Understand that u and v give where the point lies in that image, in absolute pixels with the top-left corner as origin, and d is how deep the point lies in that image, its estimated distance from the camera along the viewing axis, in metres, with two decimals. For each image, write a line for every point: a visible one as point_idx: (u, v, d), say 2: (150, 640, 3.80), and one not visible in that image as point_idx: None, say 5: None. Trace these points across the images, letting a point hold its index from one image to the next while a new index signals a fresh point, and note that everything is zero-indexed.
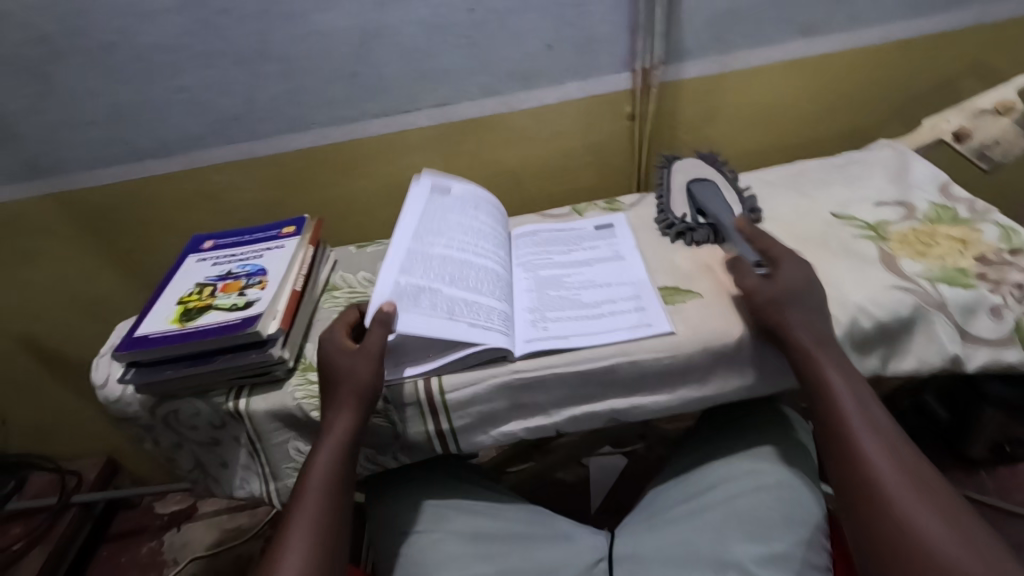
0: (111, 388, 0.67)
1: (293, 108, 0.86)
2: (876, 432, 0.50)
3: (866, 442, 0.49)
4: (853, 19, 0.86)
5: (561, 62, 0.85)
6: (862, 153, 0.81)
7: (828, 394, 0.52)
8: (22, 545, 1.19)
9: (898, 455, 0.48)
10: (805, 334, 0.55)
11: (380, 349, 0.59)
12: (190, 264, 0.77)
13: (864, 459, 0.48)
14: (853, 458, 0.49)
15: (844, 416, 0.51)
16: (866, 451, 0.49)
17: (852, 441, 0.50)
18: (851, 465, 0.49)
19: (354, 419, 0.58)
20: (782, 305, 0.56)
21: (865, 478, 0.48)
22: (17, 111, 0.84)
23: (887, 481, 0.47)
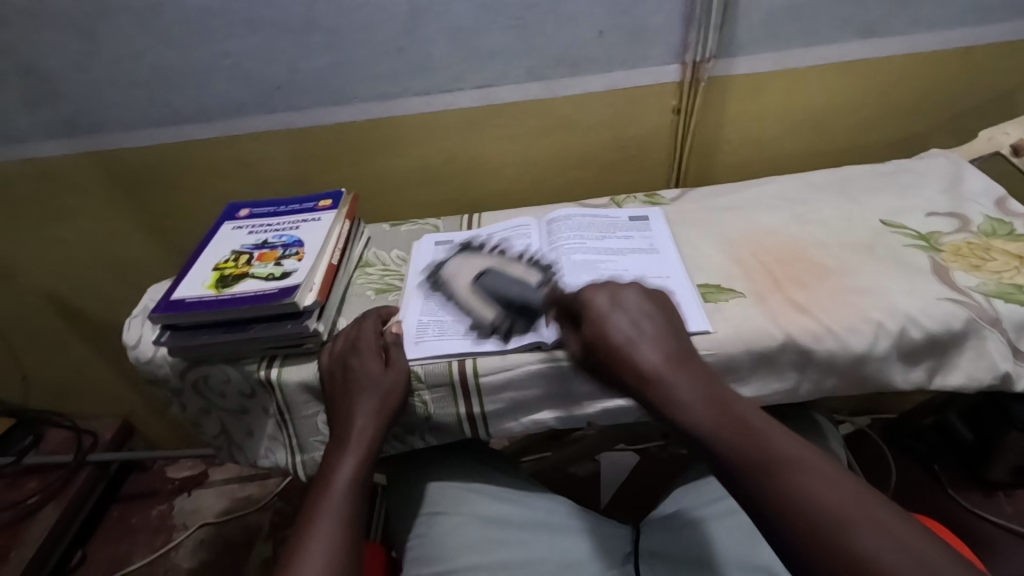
0: (144, 350, 0.67)
1: (335, 80, 0.85)
2: (767, 435, 0.43)
3: (763, 447, 0.43)
4: (913, 23, 0.83)
5: (611, 50, 0.83)
6: (914, 162, 0.80)
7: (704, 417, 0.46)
8: (37, 499, 1.20)
9: (799, 455, 0.42)
10: (657, 362, 0.51)
11: (406, 364, 0.60)
12: (226, 231, 0.77)
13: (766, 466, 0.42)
14: (755, 472, 0.42)
15: (732, 427, 0.45)
16: (767, 457, 0.42)
17: (747, 454, 0.43)
18: (753, 478, 0.42)
19: (376, 426, 0.58)
20: (619, 337, 0.53)
21: (773, 490, 0.41)
22: (60, 67, 0.84)
23: (799, 483, 0.40)
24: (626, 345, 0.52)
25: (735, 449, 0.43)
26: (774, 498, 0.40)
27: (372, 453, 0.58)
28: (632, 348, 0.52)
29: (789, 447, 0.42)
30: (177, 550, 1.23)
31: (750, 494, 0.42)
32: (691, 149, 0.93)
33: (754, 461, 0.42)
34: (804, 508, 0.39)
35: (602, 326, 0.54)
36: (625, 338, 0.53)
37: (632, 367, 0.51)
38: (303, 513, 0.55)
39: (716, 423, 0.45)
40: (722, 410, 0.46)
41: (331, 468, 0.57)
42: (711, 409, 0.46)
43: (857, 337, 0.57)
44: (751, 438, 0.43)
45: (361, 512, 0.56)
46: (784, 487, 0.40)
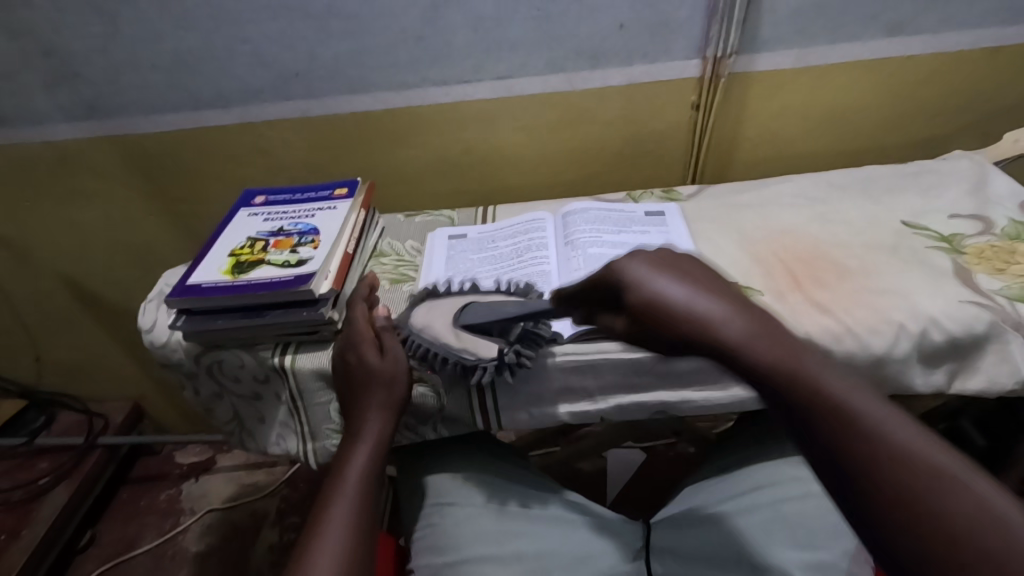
0: (159, 334, 0.68)
1: (354, 69, 0.85)
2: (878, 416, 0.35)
3: (900, 448, 0.33)
4: (941, 22, 0.82)
5: (632, 43, 0.82)
6: (937, 163, 0.79)
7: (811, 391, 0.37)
8: (49, 480, 1.22)
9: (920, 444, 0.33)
10: (739, 331, 0.41)
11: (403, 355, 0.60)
12: (242, 217, 0.77)
13: (904, 472, 0.32)
14: (868, 461, 0.33)
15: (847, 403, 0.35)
16: (904, 458, 0.33)
17: (868, 449, 0.34)
18: (885, 483, 0.32)
19: (384, 419, 0.59)
20: (683, 304, 0.44)
21: (907, 495, 0.32)
22: (79, 50, 0.84)
23: (942, 489, 0.31)
24: (696, 311, 0.43)
25: (855, 434, 0.34)
26: (909, 509, 0.31)
27: (382, 447, 0.59)
28: (704, 315, 0.43)
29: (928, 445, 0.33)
30: (184, 534, 1.24)
31: (873, 501, 0.33)
32: (710, 146, 0.92)
33: (888, 462, 0.33)
34: (953, 526, 0.30)
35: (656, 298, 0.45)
36: (694, 303, 0.43)
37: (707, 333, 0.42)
38: (318, 502, 0.55)
39: (827, 398, 0.36)
40: (827, 382, 0.37)
41: (344, 461, 0.58)
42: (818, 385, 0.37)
43: (878, 338, 0.56)
44: (869, 421, 0.34)
45: (375, 502, 0.57)
46: (932, 493, 0.31)
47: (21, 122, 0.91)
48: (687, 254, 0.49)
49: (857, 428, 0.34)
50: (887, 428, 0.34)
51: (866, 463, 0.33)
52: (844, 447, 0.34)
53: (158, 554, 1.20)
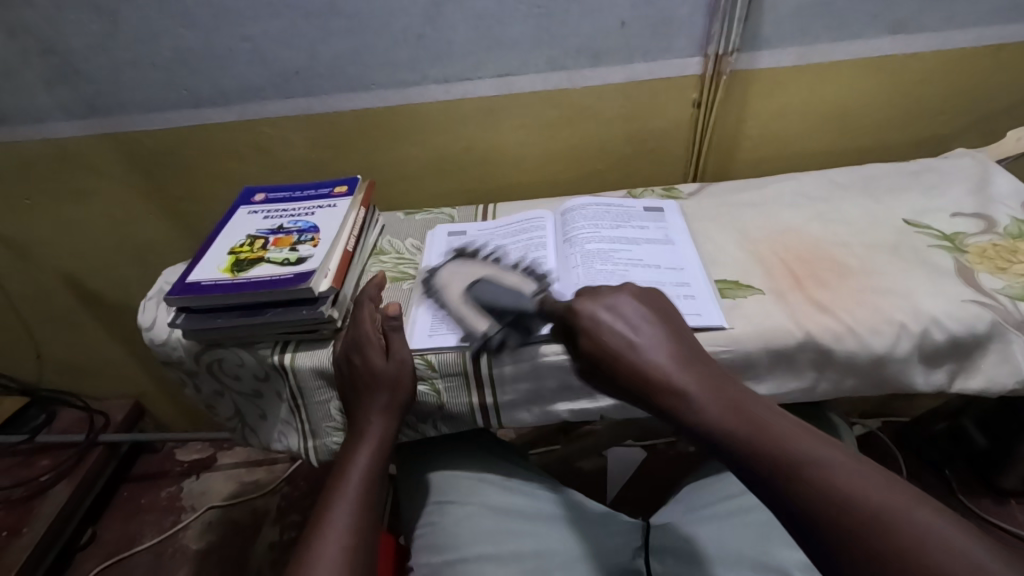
0: (159, 331, 0.68)
1: (355, 66, 0.85)
2: (809, 449, 0.40)
3: (841, 488, 0.37)
4: (944, 20, 0.82)
5: (634, 40, 0.82)
6: (939, 161, 0.79)
7: (759, 443, 0.41)
8: (50, 477, 1.22)
9: (842, 463, 0.39)
10: (690, 384, 0.46)
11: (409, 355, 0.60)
12: (242, 215, 0.77)
13: (845, 509, 0.36)
14: (804, 492, 0.38)
15: (788, 449, 0.40)
16: (842, 494, 0.37)
17: (811, 492, 0.38)
18: (834, 523, 0.36)
19: (388, 420, 0.59)
20: (638, 353, 0.49)
21: (854, 532, 0.35)
22: (79, 47, 0.84)
23: (872, 518, 0.35)
24: (653, 364, 0.48)
25: (803, 483, 0.38)
26: (856, 546, 0.35)
27: (386, 447, 0.59)
28: (659, 369, 0.47)
29: (866, 482, 0.37)
30: (186, 531, 1.24)
31: (824, 541, 0.36)
32: (711, 144, 0.92)
33: (827, 501, 0.37)
34: (899, 557, 0.34)
35: (606, 344, 0.51)
36: (650, 355, 0.49)
37: (664, 389, 0.47)
38: (320, 500, 0.56)
39: (773, 448, 0.40)
40: (771, 433, 0.41)
41: (347, 461, 0.58)
42: (764, 436, 0.41)
43: (879, 338, 0.56)
44: (812, 465, 0.39)
45: (376, 500, 0.57)
46: (873, 528, 0.35)
47: (20, 119, 0.91)
48: (650, 296, 0.55)
49: (804, 478, 0.38)
50: (825, 471, 0.38)
51: (813, 505, 0.37)
52: (791, 490, 0.39)
53: (159, 551, 1.21)
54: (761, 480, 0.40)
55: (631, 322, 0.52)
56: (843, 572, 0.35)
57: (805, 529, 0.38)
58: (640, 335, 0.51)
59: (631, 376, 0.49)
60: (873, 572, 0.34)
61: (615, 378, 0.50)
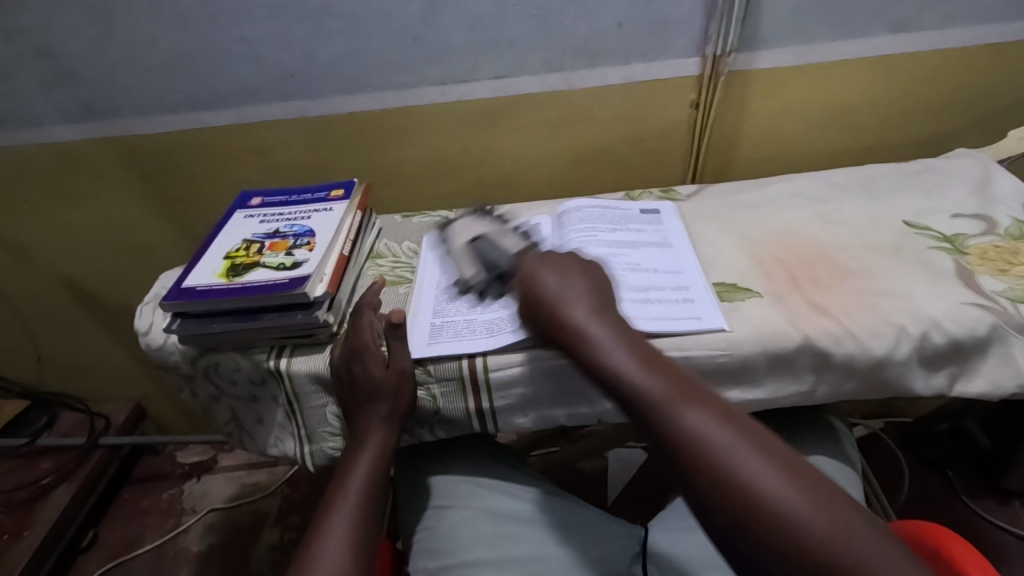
0: (155, 336, 0.68)
1: (351, 69, 0.84)
2: (667, 386, 0.47)
3: (697, 431, 0.44)
4: (944, 18, 0.81)
5: (631, 41, 0.82)
6: (941, 161, 0.78)
7: (638, 386, 0.48)
8: (51, 480, 1.22)
9: (689, 397, 0.46)
10: (599, 327, 0.53)
11: (409, 367, 0.59)
12: (238, 219, 0.77)
13: (697, 448, 0.43)
14: (660, 422, 0.46)
15: (655, 390, 0.47)
16: (689, 429, 0.44)
17: (673, 433, 0.44)
18: (684, 457, 0.43)
19: (387, 430, 0.59)
20: (561, 305, 0.55)
21: (701, 466, 0.42)
22: (76, 50, 0.84)
23: (702, 442, 0.43)
24: (574, 319, 0.54)
25: (667, 425, 0.45)
26: (697, 477, 0.42)
27: (385, 458, 0.59)
28: (573, 319, 0.54)
29: (719, 424, 0.44)
30: (186, 533, 1.24)
31: (677, 470, 0.44)
32: (710, 145, 0.92)
33: (679, 433, 0.44)
34: (734, 480, 0.41)
35: (531, 292, 0.57)
36: (569, 306, 0.54)
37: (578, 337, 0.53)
38: (319, 508, 0.56)
39: (652, 390, 0.47)
40: (642, 374, 0.48)
41: (346, 469, 0.58)
42: (644, 384, 0.48)
43: (878, 341, 0.56)
44: (672, 403, 0.46)
45: (377, 507, 0.57)
46: (713, 462, 0.42)
47: (18, 123, 0.91)
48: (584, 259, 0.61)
49: (669, 422, 0.45)
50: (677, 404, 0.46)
51: (672, 442, 0.44)
52: (658, 431, 0.45)
53: (159, 554, 1.21)
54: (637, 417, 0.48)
55: (558, 274, 0.58)
56: (687, 495, 0.43)
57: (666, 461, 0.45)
58: (567, 286, 0.56)
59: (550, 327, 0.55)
60: (710, 499, 0.41)
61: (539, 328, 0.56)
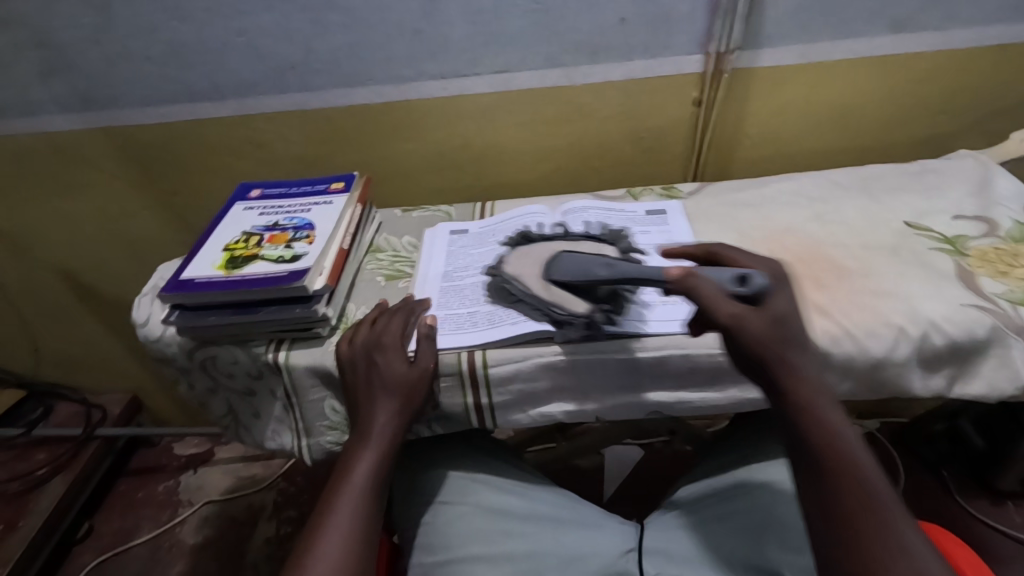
0: (152, 328, 0.67)
1: (351, 61, 0.84)
2: (860, 469, 0.45)
3: (891, 513, 0.43)
4: (947, 19, 0.81)
5: (634, 37, 0.81)
6: (942, 162, 0.78)
7: (843, 446, 0.46)
8: (46, 472, 1.22)
9: (877, 492, 0.44)
10: (806, 376, 0.49)
11: (430, 364, 0.59)
12: (236, 212, 0.76)
13: (894, 535, 0.42)
14: (834, 493, 0.45)
15: (844, 469, 0.46)
16: (864, 525, 0.43)
17: (865, 503, 0.44)
18: (847, 545, 0.43)
19: (396, 423, 0.58)
20: (783, 338, 0.50)
21: (891, 550, 0.42)
22: (74, 39, 0.83)
23: (872, 537, 0.42)
24: (794, 362, 0.49)
25: (866, 497, 0.44)
26: (879, 557, 0.42)
27: (390, 453, 0.58)
28: (778, 354, 0.49)
29: (903, 537, 0.42)
30: (182, 526, 1.24)
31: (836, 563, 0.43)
32: (711, 143, 0.91)
33: (851, 519, 0.44)
34: None
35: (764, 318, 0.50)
36: (785, 346, 0.49)
37: (790, 378, 0.49)
38: (321, 500, 0.56)
39: (840, 469, 0.46)
40: (839, 445, 0.47)
41: (351, 461, 0.57)
42: (848, 447, 0.47)
43: (877, 341, 0.56)
44: (855, 485, 0.45)
45: (382, 505, 0.57)
46: (910, 554, 0.41)
47: (15, 113, 0.91)
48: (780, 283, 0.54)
49: (870, 496, 0.44)
50: (866, 490, 0.44)
51: (846, 530, 0.43)
52: (840, 511, 0.44)
53: (154, 546, 1.21)
54: (826, 471, 0.46)
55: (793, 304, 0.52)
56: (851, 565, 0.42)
57: (824, 541, 0.44)
58: (792, 318, 0.51)
59: (770, 358, 0.49)
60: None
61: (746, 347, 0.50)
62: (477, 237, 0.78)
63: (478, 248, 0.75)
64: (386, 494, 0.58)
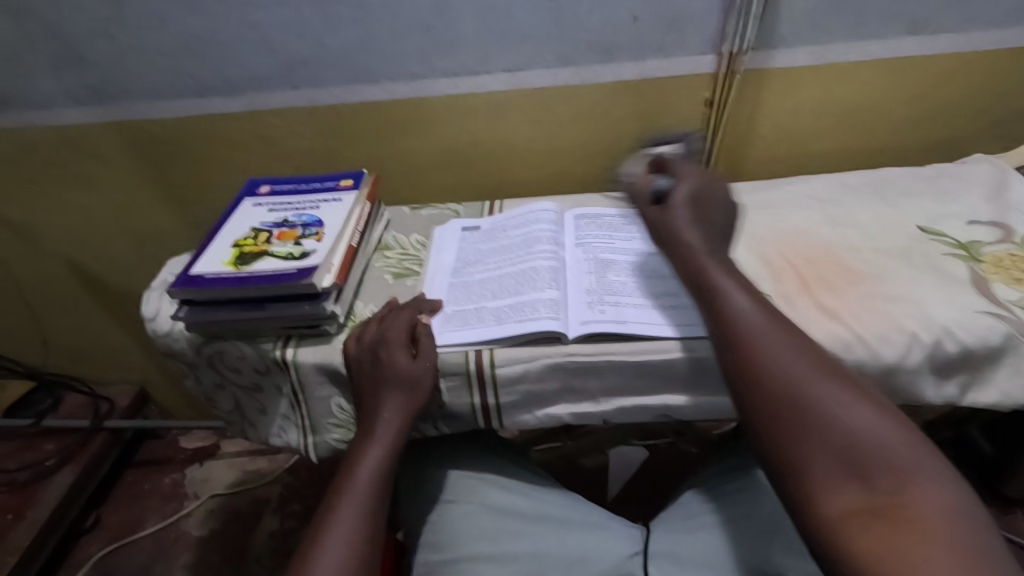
0: (161, 323, 0.67)
1: (362, 58, 0.84)
2: (740, 299, 0.52)
3: (781, 360, 0.47)
4: (965, 21, 0.80)
5: (646, 36, 0.81)
6: (957, 166, 0.77)
7: (730, 306, 0.51)
8: (54, 462, 1.23)
9: (761, 313, 0.51)
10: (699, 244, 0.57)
11: (434, 358, 0.59)
12: (246, 208, 0.76)
13: (776, 344, 0.48)
14: (724, 330, 0.51)
15: (728, 303, 0.52)
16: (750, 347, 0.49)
17: (755, 355, 0.48)
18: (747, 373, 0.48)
19: (401, 420, 0.58)
20: (681, 234, 0.58)
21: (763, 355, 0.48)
22: (87, 32, 0.83)
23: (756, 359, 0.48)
24: (687, 231, 0.58)
25: (733, 310, 0.51)
26: (764, 367, 0.47)
27: (394, 451, 0.57)
28: (674, 230, 0.59)
29: (787, 342, 0.48)
30: (187, 518, 1.25)
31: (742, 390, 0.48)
32: (722, 144, 0.91)
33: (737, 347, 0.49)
34: (788, 398, 0.45)
35: (672, 215, 0.59)
36: (682, 225, 0.59)
37: (684, 246, 0.57)
38: (326, 497, 0.56)
39: (726, 309, 0.52)
40: (722, 286, 0.53)
41: (356, 458, 0.57)
42: (731, 287, 0.53)
43: (888, 347, 0.55)
44: (739, 316, 0.51)
45: (387, 502, 0.57)
46: (788, 358, 0.47)
47: (28, 106, 0.91)
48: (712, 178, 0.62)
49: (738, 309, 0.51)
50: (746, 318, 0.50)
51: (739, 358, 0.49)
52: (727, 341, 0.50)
53: (160, 537, 1.22)
54: (755, 393, 0.46)
55: (700, 189, 0.60)
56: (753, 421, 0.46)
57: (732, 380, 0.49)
58: (701, 195, 0.60)
59: (666, 235, 0.59)
60: (748, 361, 0.48)
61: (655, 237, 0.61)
62: (486, 235, 0.77)
63: (487, 245, 0.75)
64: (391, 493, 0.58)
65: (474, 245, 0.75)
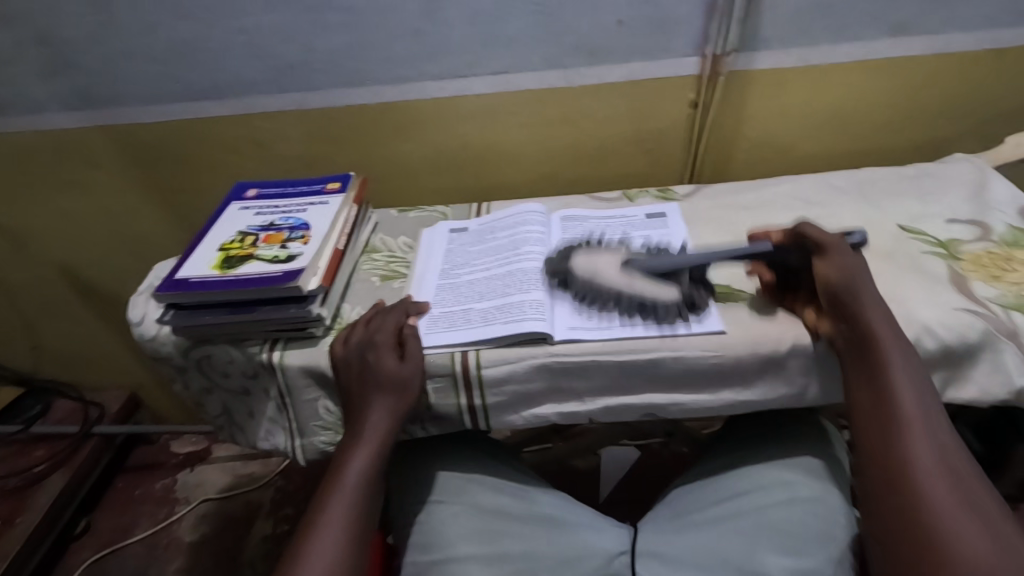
0: (148, 326, 0.67)
1: (350, 62, 0.84)
2: (908, 407, 0.49)
3: (934, 486, 0.45)
4: (945, 23, 0.81)
5: (632, 39, 0.82)
6: (939, 165, 0.78)
7: (894, 411, 0.49)
8: (46, 467, 1.21)
9: (929, 430, 0.48)
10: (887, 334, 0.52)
11: (421, 361, 0.60)
12: (233, 212, 0.76)
13: (937, 466, 0.46)
14: (884, 433, 0.49)
15: (895, 407, 0.49)
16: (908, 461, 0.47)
17: (909, 471, 0.47)
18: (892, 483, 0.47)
19: (389, 423, 0.58)
20: (874, 319, 0.53)
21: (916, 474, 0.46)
22: (76, 37, 0.83)
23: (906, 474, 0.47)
24: (879, 320, 0.53)
25: (900, 418, 0.49)
26: (918, 489, 0.46)
27: (382, 454, 0.58)
28: (867, 318, 0.53)
29: (949, 469, 0.46)
30: (179, 523, 1.24)
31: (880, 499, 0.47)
32: (708, 145, 0.91)
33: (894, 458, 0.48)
34: (924, 529, 0.44)
35: (871, 302, 0.54)
36: (869, 311, 0.54)
37: (870, 332, 0.52)
38: (314, 501, 0.56)
39: (890, 412, 0.50)
40: (891, 387, 0.50)
41: (343, 461, 0.57)
42: (902, 392, 0.50)
43: None
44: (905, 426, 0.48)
45: (373, 505, 0.57)
46: (945, 484, 0.45)
47: (17, 110, 0.91)
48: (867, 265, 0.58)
49: (905, 418, 0.49)
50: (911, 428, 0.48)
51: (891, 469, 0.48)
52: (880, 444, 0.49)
53: (152, 543, 1.21)
54: (896, 514, 0.46)
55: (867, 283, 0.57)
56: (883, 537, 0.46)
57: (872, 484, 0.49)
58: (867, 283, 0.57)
59: (859, 319, 0.53)
60: (899, 476, 0.47)
61: (849, 320, 0.54)
62: (473, 237, 0.78)
63: (474, 247, 0.75)
64: (378, 496, 0.58)
65: (460, 247, 0.75)
